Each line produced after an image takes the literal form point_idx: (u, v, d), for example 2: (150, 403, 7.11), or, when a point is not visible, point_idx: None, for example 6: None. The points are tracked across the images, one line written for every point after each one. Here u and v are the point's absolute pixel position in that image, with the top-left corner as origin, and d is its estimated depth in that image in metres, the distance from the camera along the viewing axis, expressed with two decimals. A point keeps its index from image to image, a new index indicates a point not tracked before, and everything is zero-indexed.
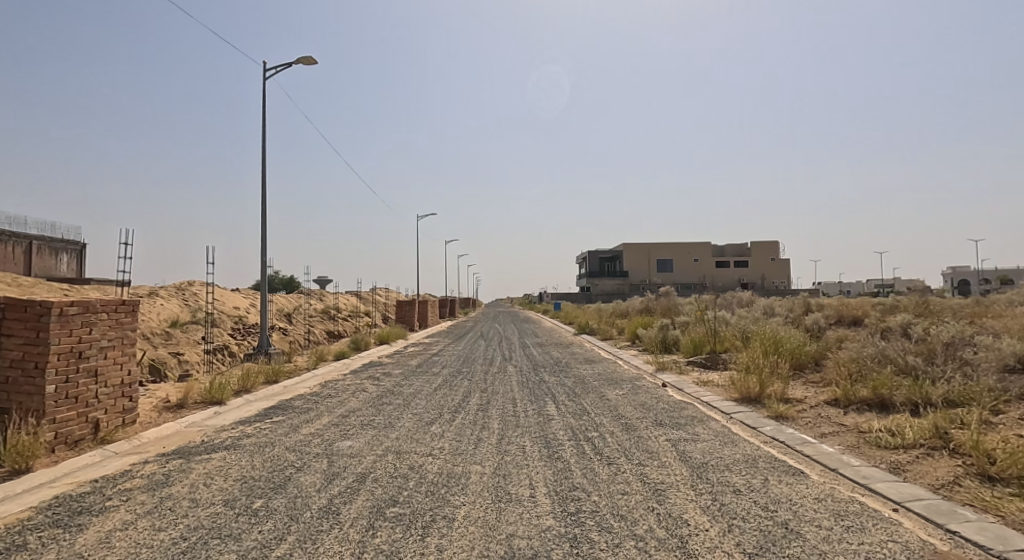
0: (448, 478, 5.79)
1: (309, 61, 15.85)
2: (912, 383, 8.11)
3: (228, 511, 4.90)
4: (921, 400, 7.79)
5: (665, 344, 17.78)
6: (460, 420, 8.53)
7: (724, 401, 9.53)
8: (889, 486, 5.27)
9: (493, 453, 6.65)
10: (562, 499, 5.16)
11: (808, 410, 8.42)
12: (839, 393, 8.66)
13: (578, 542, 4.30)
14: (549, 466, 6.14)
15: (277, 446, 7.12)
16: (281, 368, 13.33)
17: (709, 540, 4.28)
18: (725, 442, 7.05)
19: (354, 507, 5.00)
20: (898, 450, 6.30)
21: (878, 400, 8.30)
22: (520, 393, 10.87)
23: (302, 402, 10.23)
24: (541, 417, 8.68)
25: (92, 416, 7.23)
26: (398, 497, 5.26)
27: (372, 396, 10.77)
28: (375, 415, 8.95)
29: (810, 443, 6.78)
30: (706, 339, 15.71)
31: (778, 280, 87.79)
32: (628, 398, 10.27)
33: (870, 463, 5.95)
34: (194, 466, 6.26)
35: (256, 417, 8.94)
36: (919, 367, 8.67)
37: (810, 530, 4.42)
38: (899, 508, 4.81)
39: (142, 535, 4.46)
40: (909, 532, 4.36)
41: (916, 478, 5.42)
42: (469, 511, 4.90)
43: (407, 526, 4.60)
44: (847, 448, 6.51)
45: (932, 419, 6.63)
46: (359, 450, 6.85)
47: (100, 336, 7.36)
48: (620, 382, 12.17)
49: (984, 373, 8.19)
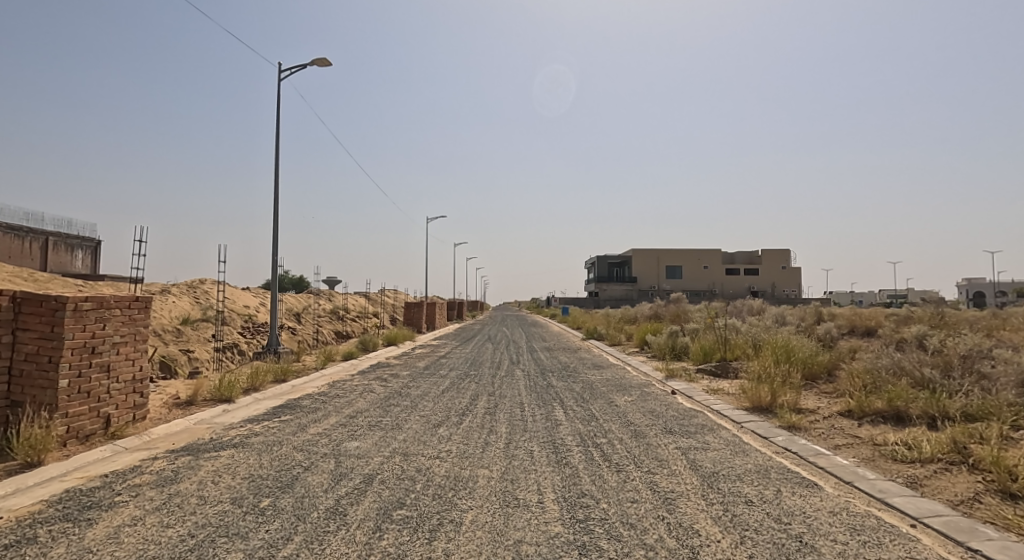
0: (455, 482, 5.74)
1: (322, 61, 15.94)
2: (928, 396, 7.98)
3: (236, 510, 4.88)
4: (938, 413, 7.66)
5: (675, 351, 17.69)
6: (469, 422, 8.52)
7: (735, 410, 9.43)
8: (906, 501, 5.16)
9: (501, 458, 6.61)
10: (571, 506, 5.11)
11: (822, 420, 8.29)
12: (853, 404, 8.50)
13: (588, 549, 4.24)
14: (557, 472, 6.08)
15: (284, 445, 7.11)
16: (289, 367, 13.34)
17: (721, 552, 4.21)
18: (736, 451, 6.96)
19: (361, 508, 4.96)
20: (914, 464, 6.18)
21: (894, 412, 8.14)
22: (528, 397, 10.83)
23: (310, 401, 10.25)
24: (549, 422, 8.61)
25: (103, 411, 7.25)
26: (405, 499, 5.22)
27: (380, 398, 10.72)
28: (382, 416, 8.95)
29: (824, 454, 6.67)
30: (717, 347, 15.58)
31: (788, 290, 87.59)
32: (636, 404, 10.18)
33: (886, 476, 5.85)
34: (202, 463, 6.26)
35: (264, 416, 8.94)
36: (935, 380, 8.53)
37: (824, 544, 4.33)
38: (917, 524, 4.70)
39: (151, 531, 4.45)
40: (929, 549, 4.26)
41: (935, 494, 5.31)
42: (476, 516, 4.86)
43: (414, 529, 4.56)
44: (862, 460, 6.39)
45: (951, 433, 6.52)
46: (366, 451, 6.82)
47: (113, 332, 7.41)
48: (629, 389, 12.10)
49: (1002, 386, 8.04)
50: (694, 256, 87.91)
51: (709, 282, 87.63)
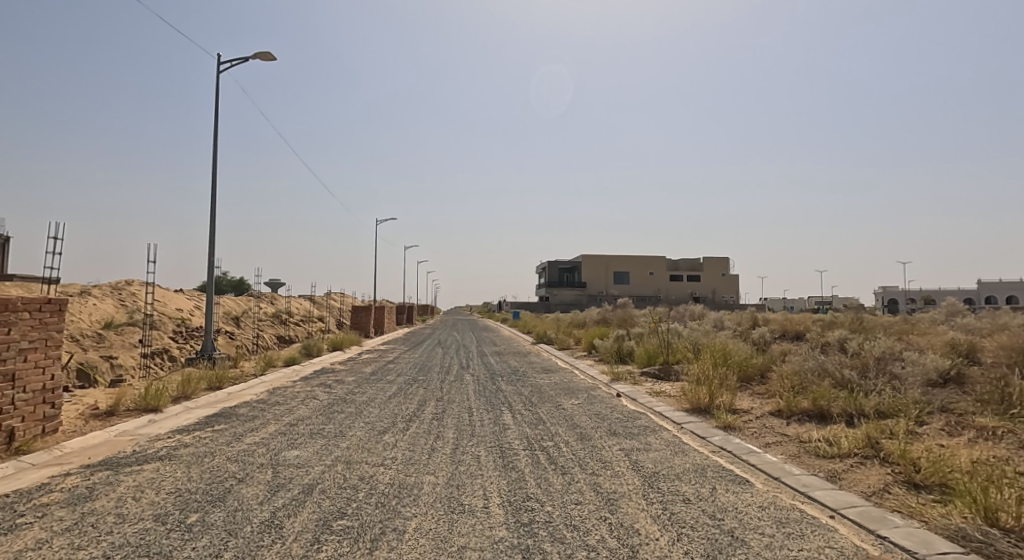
0: (399, 489, 5.66)
1: (265, 54, 15.48)
2: (848, 395, 8.46)
3: (159, 527, 4.65)
4: (855, 411, 8.12)
5: (620, 354, 18.07)
6: (415, 428, 8.43)
7: (676, 411, 9.73)
8: (826, 494, 5.46)
9: (446, 463, 6.57)
10: (516, 510, 5.13)
11: (754, 420, 8.66)
12: (782, 404, 8.91)
13: (531, 553, 4.27)
14: (503, 476, 6.11)
15: (217, 456, 6.82)
16: (225, 374, 12.82)
17: (659, 550, 4.32)
18: (676, 451, 7.18)
19: (298, 520, 4.82)
20: (834, 458, 6.54)
21: (818, 411, 8.57)
22: (477, 402, 10.79)
23: (247, 409, 9.89)
24: (497, 426, 8.62)
25: (7, 424, 6.76)
26: (347, 508, 5.12)
27: (323, 404, 10.46)
28: (325, 423, 8.72)
29: (755, 452, 6.98)
30: (660, 350, 16.00)
31: (728, 296, 91.16)
32: (582, 407, 10.32)
33: (809, 471, 6.16)
34: (123, 478, 5.93)
35: (194, 425, 8.55)
36: (854, 380, 9.05)
37: (753, 537, 4.52)
38: (835, 515, 4.97)
39: (60, 554, 4.18)
40: (844, 538, 4.51)
41: (850, 486, 5.64)
42: (420, 523, 4.81)
43: (355, 539, 4.47)
44: (789, 457, 6.71)
45: (865, 430, 6.93)
46: (307, 460, 6.64)
47: (20, 337, 6.94)
48: (576, 392, 12.27)
49: (910, 386, 8.64)
50: (640, 262, 90.18)
51: (655, 287, 90.05)
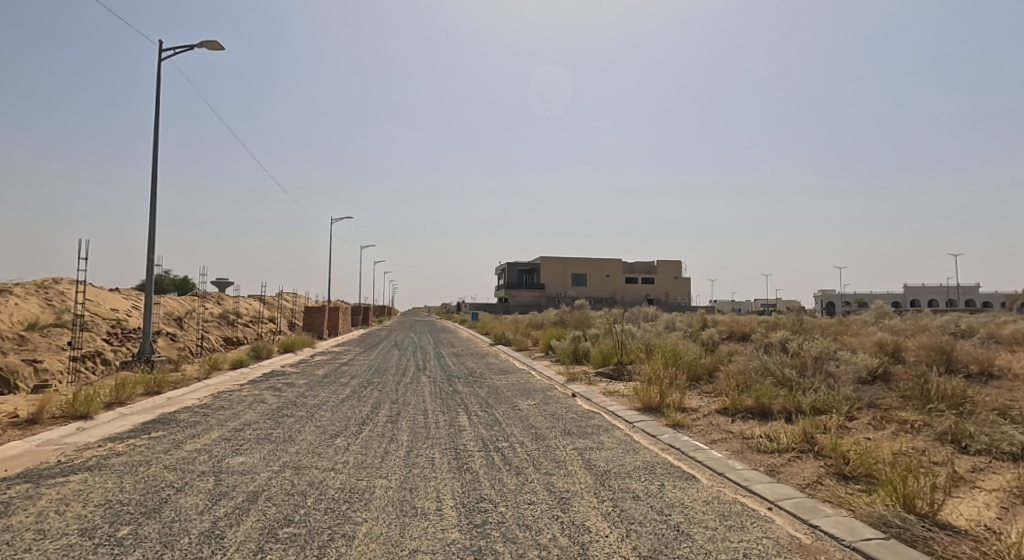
0: (350, 494, 5.56)
1: (212, 44, 14.95)
2: (787, 393, 8.82)
3: (87, 542, 4.43)
4: (793, 408, 8.46)
5: (576, 355, 18.27)
6: (369, 431, 8.30)
7: (628, 410, 9.90)
8: (766, 487, 5.68)
9: (399, 466, 6.50)
10: (469, 511, 5.12)
11: (702, 418, 8.92)
12: (728, 402, 9.20)
13: (483, 554, 4.27)
14: (457, 478, 6.08)
15: (154, 465, 6.54)
16: (166, 378, 12.31)
17: (608, 546, 4.39)
18: (627, 449, 7.31)
19: (241, 529, 4.68)
20: (774, 453, 6.81)
21: (760, 408, 8.90)
22: (432, 404, 10.72)
23: (189, 415, 9.51)
24: (452, 428, 8.58)
25: None
26: (294, 515, 5.00)
27: (271, 408, 10.18)
28: (273, 428, 8.49)
29: (702, 449, 7.19)
30: (614, 350, 16.25)
31: (681, 297, 93.49)
32: (537, 408, 10.37)
33: (751, 466, 6.39)
34: (47, 491, 5.62)
35: (129, 433, 8.17)
36: (792, 378, 9.44)
37: (697, 531, 4.65)
38: (773, 507, 5.18)
39: None
40: (780, 528, 4.70)
41: (788, 479, 5.89)
42: (371, 528, 4.74)
43: (302, 546, 4.37)
44: (733, 453, 6.94)
45: (802, 425, 7.23)
46: (252, 466, 6.45)
47: None
48: (531, 393, 12.33)
49: (843, 383, 9.08)
50: (597, 264, 91.45)
51: (611, 288, 91.49)
